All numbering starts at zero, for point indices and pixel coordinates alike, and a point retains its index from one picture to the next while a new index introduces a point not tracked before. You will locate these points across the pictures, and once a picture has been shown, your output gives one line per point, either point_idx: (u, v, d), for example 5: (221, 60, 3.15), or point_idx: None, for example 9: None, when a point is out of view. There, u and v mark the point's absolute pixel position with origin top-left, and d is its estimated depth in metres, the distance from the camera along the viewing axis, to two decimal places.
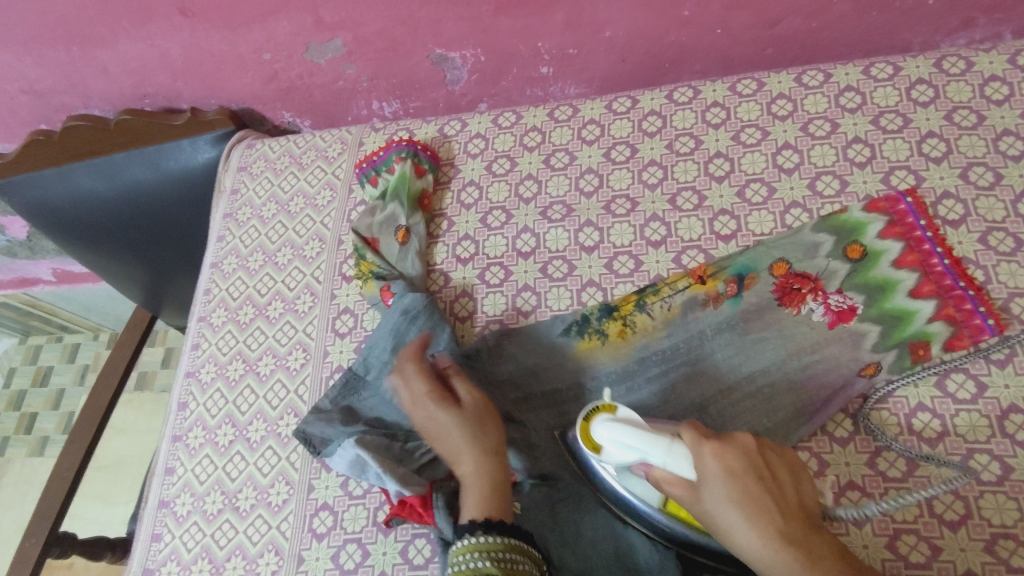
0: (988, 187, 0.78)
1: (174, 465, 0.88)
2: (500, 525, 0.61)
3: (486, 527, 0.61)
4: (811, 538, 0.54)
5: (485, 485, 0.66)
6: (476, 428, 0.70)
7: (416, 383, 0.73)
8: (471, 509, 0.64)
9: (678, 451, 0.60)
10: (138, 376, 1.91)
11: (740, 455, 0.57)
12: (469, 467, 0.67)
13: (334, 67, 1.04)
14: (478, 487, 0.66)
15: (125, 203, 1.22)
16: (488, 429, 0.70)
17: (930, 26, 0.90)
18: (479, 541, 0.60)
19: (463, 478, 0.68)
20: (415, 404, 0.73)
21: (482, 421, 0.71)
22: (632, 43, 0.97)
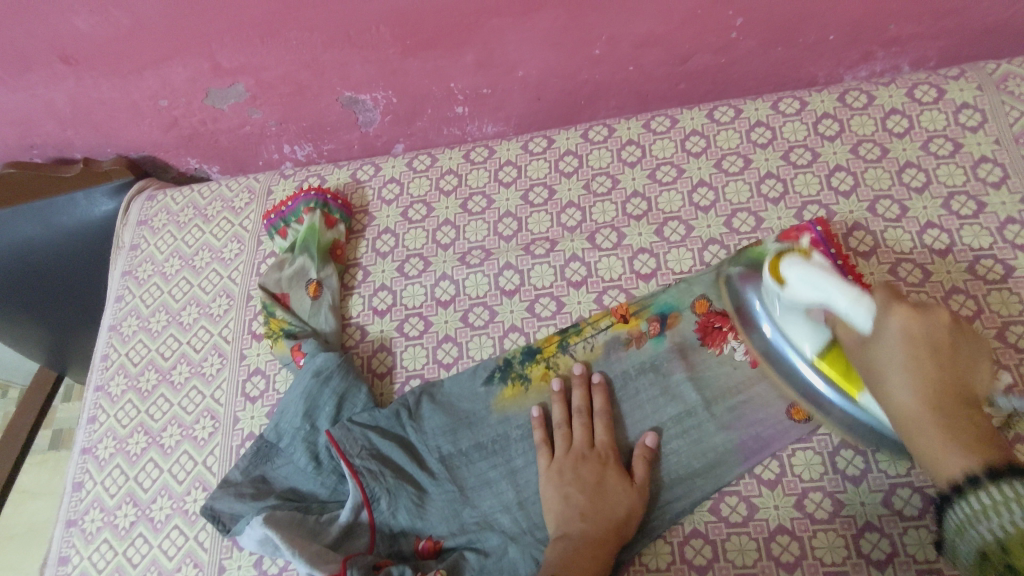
0: (895, 219, 0.79)
1: (68, 554, 0.80)
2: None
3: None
4: (971, 420, 0.56)
5: (593, 556, 0.63)
6: (628, 498, 0.68)
7: (598, 433, 0.72)
8: (560, 561, 0.63)
9: (865, 304, 0.63)
10: (52, 435, 1.78)
11: (932, 364, 0.59)
12: (589, 532, 0.65)
13: (238, 112, 0.99)
14: (587, 549, 0.64)
15: (16, 261, 1.13)
16: (630, 512, 0.67)
17: (833, 59, 0.92)
18: None
19: (575, 534, 0.65)
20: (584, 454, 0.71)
21: (629, 503, 0.67)
22: (545, 82, 0.95)
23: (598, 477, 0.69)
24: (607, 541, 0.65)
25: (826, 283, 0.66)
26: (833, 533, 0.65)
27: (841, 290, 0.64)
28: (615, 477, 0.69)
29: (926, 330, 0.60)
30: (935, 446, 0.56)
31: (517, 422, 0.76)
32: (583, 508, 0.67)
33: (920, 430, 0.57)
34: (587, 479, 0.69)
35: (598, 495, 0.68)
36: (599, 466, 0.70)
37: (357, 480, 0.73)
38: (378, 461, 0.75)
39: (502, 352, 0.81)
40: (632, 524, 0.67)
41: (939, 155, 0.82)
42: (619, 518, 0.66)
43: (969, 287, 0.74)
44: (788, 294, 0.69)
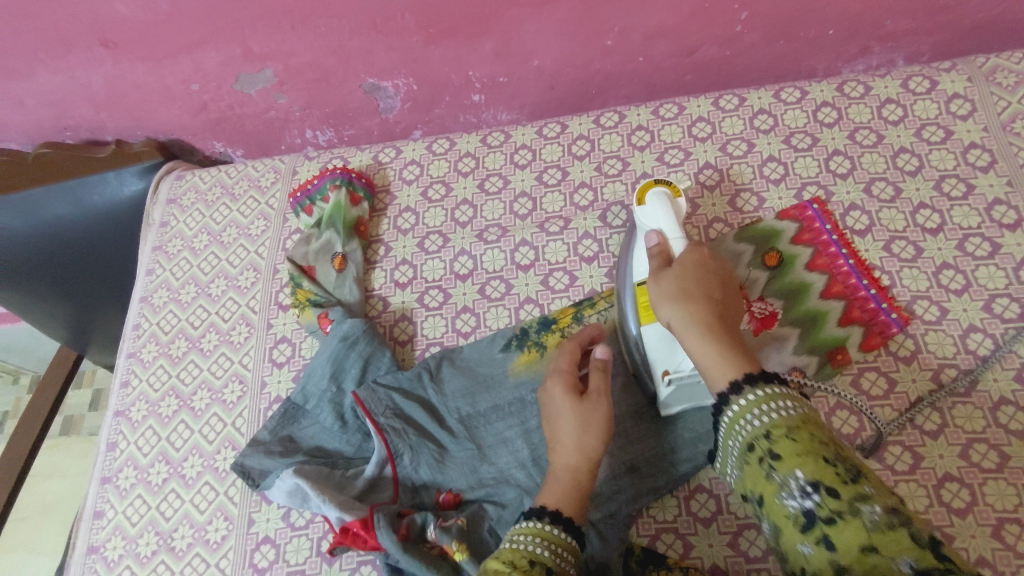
0: (889, 200, 0.84)
1: (103, 508, 0.84)
2: (565, 523, 0.60)
3: (551, 515, 0.60)
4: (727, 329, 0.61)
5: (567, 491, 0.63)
6: (588, 420, 0.66)
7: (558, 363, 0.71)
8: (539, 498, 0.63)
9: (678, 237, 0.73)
10: (65, 419, 1.80)
11: (701, 280, 0.65)
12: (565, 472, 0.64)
13: (265, 97, 1.04)
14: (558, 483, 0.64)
15: (46, 239, 1.18)
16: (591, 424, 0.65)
17: (832, 53, 0.98)
18: (541, 528, 0.59)
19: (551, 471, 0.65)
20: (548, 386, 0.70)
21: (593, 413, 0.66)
22: (559, 72, 1.01)
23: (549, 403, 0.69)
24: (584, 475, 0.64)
25: (664, 216, 0.75)
26: None
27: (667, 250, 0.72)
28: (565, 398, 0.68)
29: (696, 274, 0.66)
30: (715, 360, 0.58)
31: (535, 387, 0.80)
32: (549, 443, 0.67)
33: (692, 335, 0.61)
34: (553, 413, 0.68)
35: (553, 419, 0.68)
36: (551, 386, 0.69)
37: (381, 437, 0.78)
38: (401, 420, 0.79)
39: (519, 323, 0.85)
40: (592, 435, 0.65)
41: (931, 141, 0.87)
42: (571, 441, 0.65)
43: (958, 263, 0.79)
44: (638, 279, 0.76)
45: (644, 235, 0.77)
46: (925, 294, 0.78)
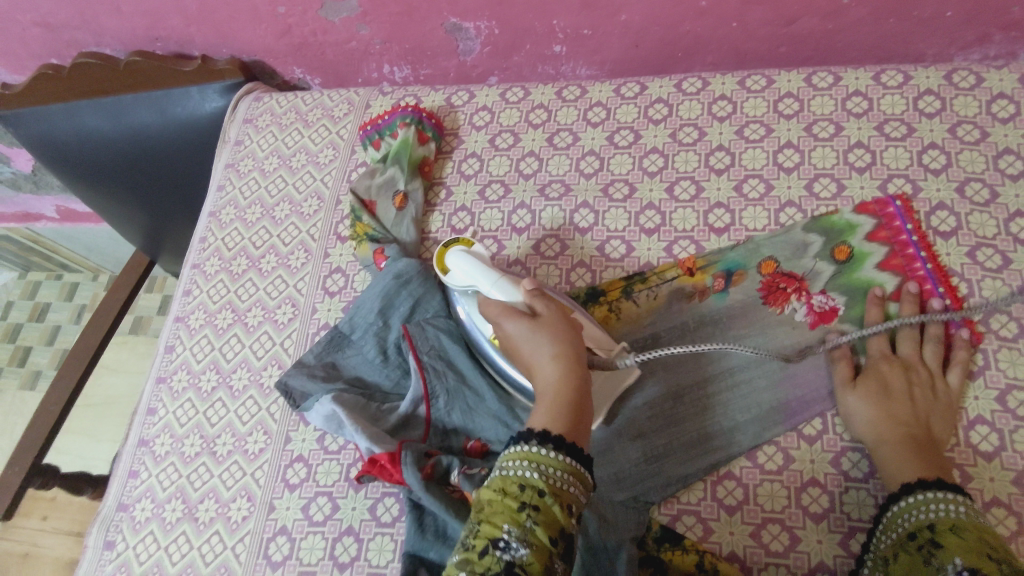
0: (983, 203, 0.78)
1: (156, 406, 0.89)
2: (558, 438, 0.57)
3: (539, 435, 0.57)
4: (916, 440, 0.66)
5: (565, 406, 0.60)
6: (558, 330, 0.66)
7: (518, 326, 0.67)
8: (540, 419, 0.59)
9: (501, 283, 0.73)
10: (134, 320, 1.91)
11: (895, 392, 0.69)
12: (548, 399, 0.61)
13: (348, 27, 1.04)
14: (549, 398, 0.61)
15: (129, 144, 1.23)
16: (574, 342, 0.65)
17: (945, 38, 0.90)
18: (535, 450, 0.56)
19: (541, 390, 0.63)
20: (529, 338, 0.66)
21: (554, 323, 0.67)
22: (646, 29, 0.96)
23: (517, 334, 0.67)
24: (569, 380, 0.62)
25: (476, 269, 0.75)
26: (865, 491, 0.68)
27: (488, 273, 0.74)
28: (558, 365, 0.63)
29: (898, 402, 0.68)
30: (896, 467, 0.65)
31: None
32: (534, 333, 0.66)
33: (883, 439, 0.67)
34: (514, 345, 0.68)
35: (537, 348, 0.65)
36: (505, 328, 0.68)
37: (422, 375, 0.79)
38: (443, 362, 0.80)
39: (568, 288, 0.84)
40: (563, 348, 0.64)
41: None
42: (546, 357, 0.64)
43: None
44: (454, 278, 0.77)
45: (466, 291, 0.77)
46: (1005, 308, 0.72)
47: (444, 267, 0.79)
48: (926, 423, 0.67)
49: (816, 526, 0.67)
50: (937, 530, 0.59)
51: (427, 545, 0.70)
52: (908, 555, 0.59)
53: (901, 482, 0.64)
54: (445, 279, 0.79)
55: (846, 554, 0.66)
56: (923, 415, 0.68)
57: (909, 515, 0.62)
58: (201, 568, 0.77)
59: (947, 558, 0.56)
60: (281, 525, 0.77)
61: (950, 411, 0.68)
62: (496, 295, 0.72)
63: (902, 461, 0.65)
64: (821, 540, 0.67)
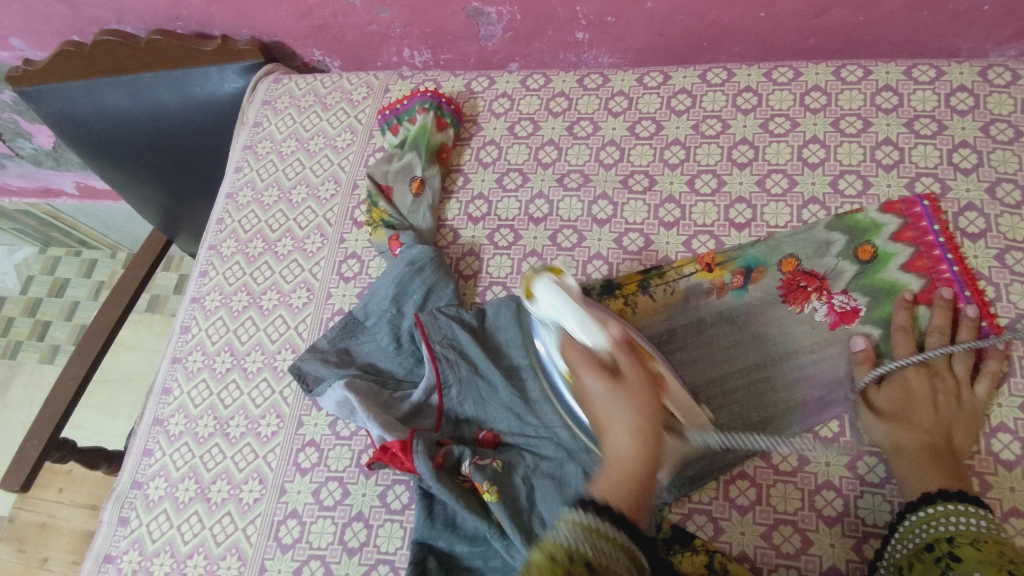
0: (1014, 205, 0.76)
1: (171, 386, 0.90)
2: (620, 518, 0.53)
3: (596, 507, 0.54)
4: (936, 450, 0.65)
5: (633, 490, 0.55)
6: (634, 395, 0.61)
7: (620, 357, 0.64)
8: (601, 488, 0.55)
9: (590, 325, 0.66)
10: (151, 297, 1.93)
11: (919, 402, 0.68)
12: (615, 471, 0.57)
13: (368, 10, 1.03)
14: (614, 470, 0.57)
15: (148, 123, 1.23)
16: (650, 396, 0.61)
17: (981, 33, 0.87)
18: (591, 521, 0.52)
19: (609, 457, 0.59)
20: (599, 400, 0.62)
21: (640, 397, 0.61)
22: (672, 18, 0.94)
23: (613, 415, 0.60)
24: (645, 453, 0.58)
25: (561, 304, 0.69)
26: (880, 496, 0.67)
27: (573, 313, 0.68)
28: (635, 439, 0.58)
29: (921, 412, 0.68)
30: (913, 477, 0.65)
31: None
32: (610, 394, 0.61)
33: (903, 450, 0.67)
34: (587, 396, 0.64)
35: (618, 424, 0.60)
36: (582, 379, 0.64)
37: (434, 365, 0.79)
38: (456, 352, 0.80)
39: (584, 280, 0.83)
40: (636, 412, 0.60)
41: None
42: (625, 420, 0.60)
43: None
44: (537, 309, 0.71)
45: (549, 325, 0.71)
46: None
47: (530, 298, 0.72)
48: (947, 432, 0.66)
49: (829, 529, 0.66)
50: (956, 543, 0.58)
51: (435, 534, 0.71)
52: (924, 567, 0.58)
53: (918, 491, 0.63)
54: (532, 308, 0.73)
55: (858, 559, 0.65)
56: (945, 423, 0.67)
57: (926, 527, 0.60)
58: (213, 548, 0.78)
59: (966, 572, 0.55)
60: (291, 508, 0.78)
61: (974, 420, 0.67)
62: (582, 336, 0.66)
63: (918, 471, 0.65)
64: (833, 544, 0.66)
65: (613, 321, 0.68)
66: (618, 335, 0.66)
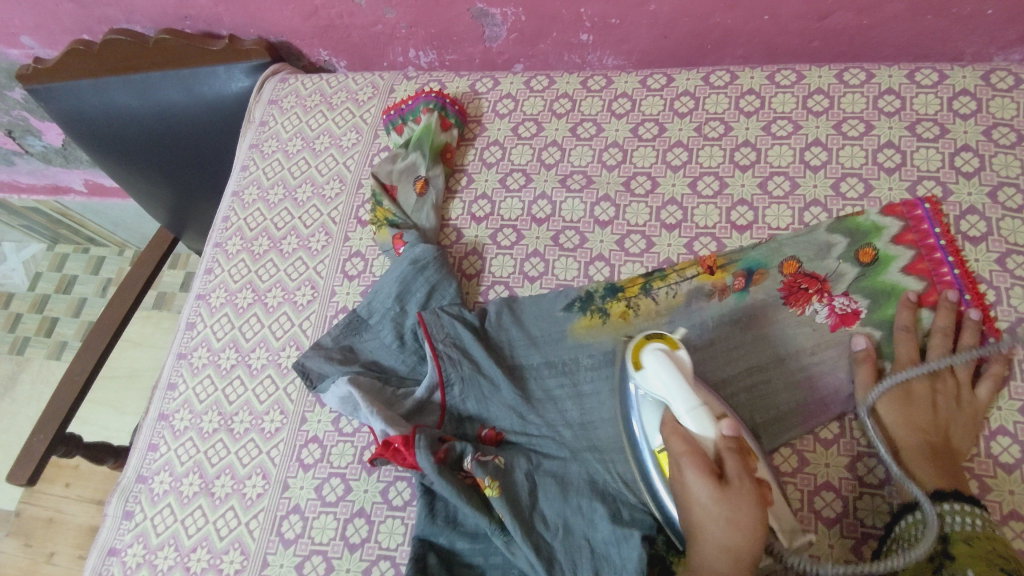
0: (1016, 209, 0.76)
1: (176, 382, 0.91)
2: None
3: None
4: (933, 446, 0.66)
5: None
6: (733, 510, 0.56)
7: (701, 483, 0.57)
8: None
9: (698, 414, 0.63)
10: (158, 294, 1.94)
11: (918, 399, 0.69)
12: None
13: (374, 10, 1.04)
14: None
15: (155, 121, 1.24)
16: (753, 517, 0.56)
17: (985, 37, 0.87)
18: None
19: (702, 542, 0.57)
20: (701, 507, 0.57)
21: (738, 512, 0.56)
22: (676, 20, 0.95)
23: (707, 510, 0.57)
24: (745, 557, 0.55)
25: (673, 385, 0.65)
26: (880, 497, 0.67)
27: (683, 398, 0.64)
28: (729, 553, 0.56)
29: (918, 407, 0.69)
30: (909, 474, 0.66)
31: (591, 350, 0.79)
32: (709, 508, 0.57)
33: (899, 446, 0.68)
34: (683, 494, 0.59)
35: (710, 527, 0.57)
36: (687, 480, 0.59)
37: (436, 363, 0.79)
38: (458, 351, 0.80)
39: (586, 280, 0.84)
40: (742, 536, 0.55)
41: None
42: (719, 535, 0.56)
43: None
44: (641, 381, 0.68)
45: (654, 400, 0.67)
46: None
47: (637, 361, 0.69)
48: (946, 432, 0.67)
49: (827, 529, 0.67)
50: (951, 541, 0.59)
51: (437, 530, 0.71)
52: (922, 565, 0.59)
53: (914, 489, 0.64)
54: (633, 376, 0.69)
55: (857, 559, 0.65)
56: (945, 423, 0.67)
57: (917, 528, 0.61)
58: (217, 542, 0.79)
59: (959, 569, 0.57)
60: (294, 504, 0.78)
61: (974, 421, 0.67)
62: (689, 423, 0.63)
63: (915, 468, 0.66)
64: (831, 544, 0.66)
65: (716, 408, 0.65)
66: (722, 421, 0.62)
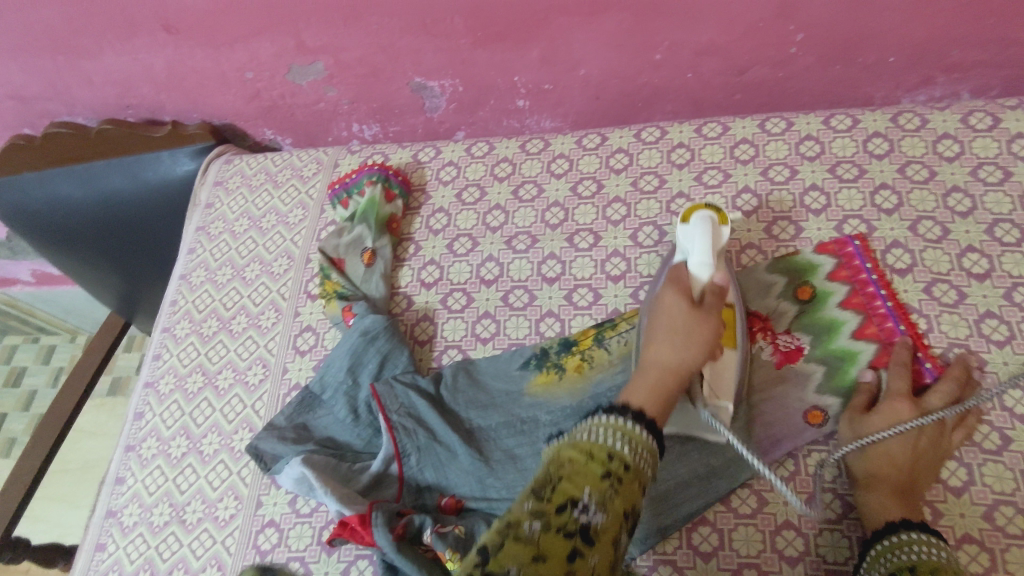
0: (936, 240, 0.80)
1: (124, 475, 0.88)
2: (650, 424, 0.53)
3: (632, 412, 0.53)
4: (903, 482, 0.66)
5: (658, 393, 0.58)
6: (689, 335, 0.63)
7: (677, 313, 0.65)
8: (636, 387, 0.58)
9: (703, 262, 0.71)
10: (113, 381, 1.89)
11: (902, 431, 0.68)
12: (653, 374, 0.60)
13: (315, 90, 1.06)
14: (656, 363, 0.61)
15: (101, 209, 1.24)
16: (709, 331, 0.64)
17: (891, 81, 0.93)
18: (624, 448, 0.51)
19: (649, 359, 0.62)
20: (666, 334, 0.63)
21: (701, 330, 0.63)
22: (605, 82, 0.99)
23: (676, 318, 0.64)
24: (684, 370, 0.60)
25: (698, 237, 0.73)
26: (838, 532, 0.68)
27: (700, 251, 0.71)
28: (681, 354, 0.61)
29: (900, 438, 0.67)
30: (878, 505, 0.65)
31: (549, 407, 0.79)
32: (679, 324, 0.64)
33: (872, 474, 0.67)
34: (664, 307, 0.66)
35: (672, 329, 0.63)
36: (667, 296, 0.67)
37: (391, 435, 0.79)
38: (413, 420, 0.80)
39: (539, 337, 0.85)
40: (694, 348, 0.62)
41: (987, 181, 0.82)
42: (673, 345, 0.62)
43: (1003, 313, 0.75)
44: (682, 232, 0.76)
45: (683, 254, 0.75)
46: (963, 343, 0.74)
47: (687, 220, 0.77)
48: (915, 470, 0.67)
49: (792, 569, 0.67)
50: (918, 571, 0.58)
51: None
52: None
53: (882, 520, 0.64)
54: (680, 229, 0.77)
55: None
56: (917, 462, 0.67)
57: (888, 557, 0.61)
58: None
59: None
60: None
61: (938, 465, 0.67)
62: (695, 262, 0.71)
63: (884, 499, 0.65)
64: None
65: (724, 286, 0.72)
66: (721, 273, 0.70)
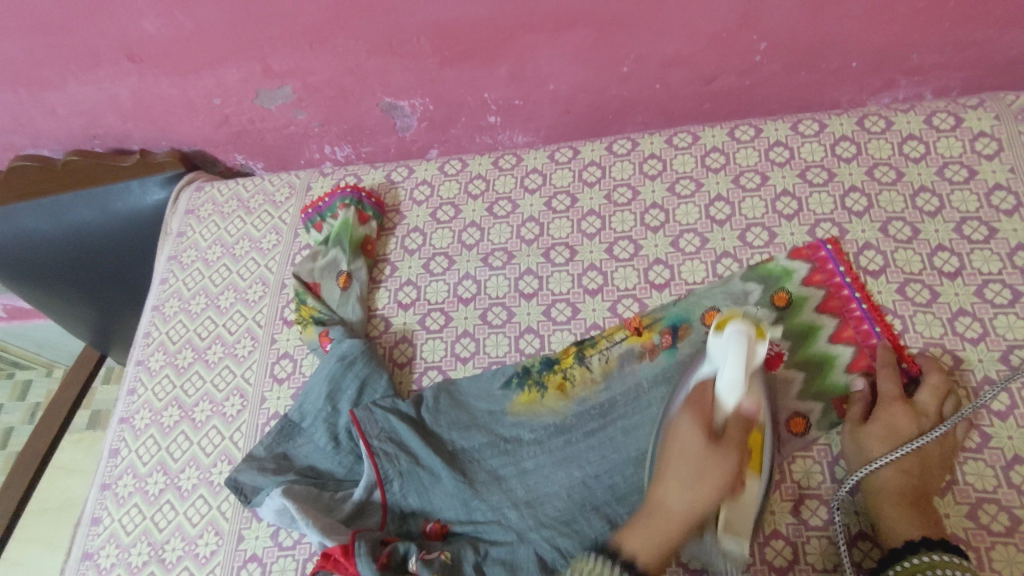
0: (906, 240, 0.81)
1: (100, 515, 0.86)
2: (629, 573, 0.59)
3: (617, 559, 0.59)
4: (915, 492, 0.65)
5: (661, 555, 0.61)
6: (700, 473, 0.63)
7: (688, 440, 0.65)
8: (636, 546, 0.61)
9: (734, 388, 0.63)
10: (91, 415, 1.85)
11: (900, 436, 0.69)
12: (657, 521, 0.62)
13: (285, 113, 1.06)
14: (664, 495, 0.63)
15: (70, 241, 1.22)
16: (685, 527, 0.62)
17: (855, 85, 0.95)
18: None
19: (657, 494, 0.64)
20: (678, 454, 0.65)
21: (714, 467, 0.63)
22: (575, 96, 1.00)
23: (687, 449, 0.64)
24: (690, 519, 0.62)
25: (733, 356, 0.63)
26: (826, 538, 0.68)
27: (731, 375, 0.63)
28: (692, 499, 0.62)
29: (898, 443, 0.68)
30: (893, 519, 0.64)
31: (532, 426, 0.79)
32: (691, 457, 0.64)
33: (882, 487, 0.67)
34: (677, 430, 0.67)
35: (683, 467, 0.64)
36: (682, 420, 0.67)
37: (372, 461, 0.77)
38: (394, 445, 0.79)
39: (518, 354, 0.84)
40: (705, 488, 0.62)
41: (953, 180, 0.84)
42: (685, 488, 0.63)
43: (975, 310, 0.75)
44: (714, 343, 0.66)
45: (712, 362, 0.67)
46: (938, 342, 0.74)
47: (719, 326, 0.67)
48: (925, 476, 0.67)
49: None
50: None
51: None
52: None
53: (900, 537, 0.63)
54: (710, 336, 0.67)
55: None
56: (925, 468, 0.67)
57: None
58: None
59: None
60: None
61: (947, 467, 0.67)
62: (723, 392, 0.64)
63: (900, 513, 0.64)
64: None
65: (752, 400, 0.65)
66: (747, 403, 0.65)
